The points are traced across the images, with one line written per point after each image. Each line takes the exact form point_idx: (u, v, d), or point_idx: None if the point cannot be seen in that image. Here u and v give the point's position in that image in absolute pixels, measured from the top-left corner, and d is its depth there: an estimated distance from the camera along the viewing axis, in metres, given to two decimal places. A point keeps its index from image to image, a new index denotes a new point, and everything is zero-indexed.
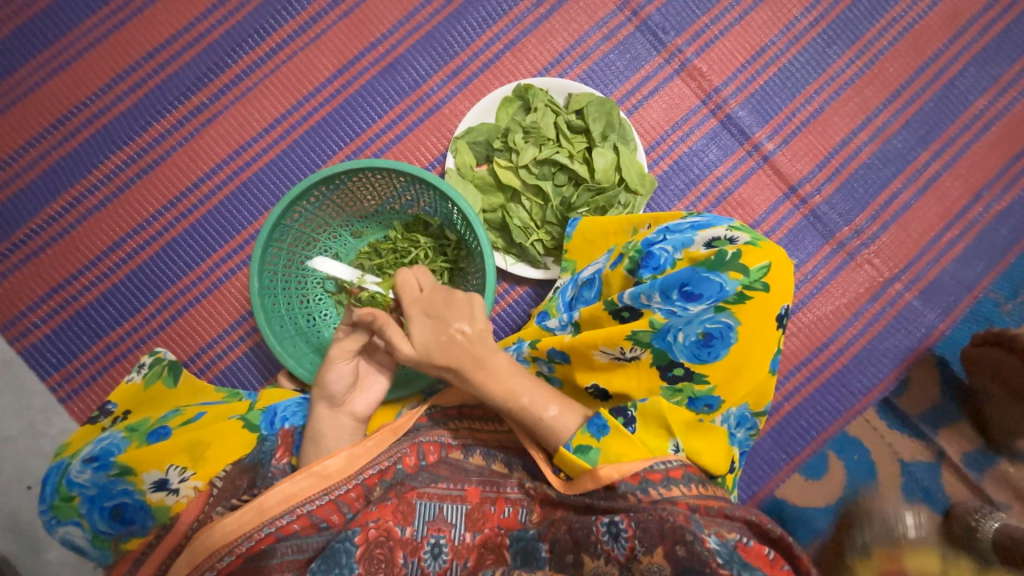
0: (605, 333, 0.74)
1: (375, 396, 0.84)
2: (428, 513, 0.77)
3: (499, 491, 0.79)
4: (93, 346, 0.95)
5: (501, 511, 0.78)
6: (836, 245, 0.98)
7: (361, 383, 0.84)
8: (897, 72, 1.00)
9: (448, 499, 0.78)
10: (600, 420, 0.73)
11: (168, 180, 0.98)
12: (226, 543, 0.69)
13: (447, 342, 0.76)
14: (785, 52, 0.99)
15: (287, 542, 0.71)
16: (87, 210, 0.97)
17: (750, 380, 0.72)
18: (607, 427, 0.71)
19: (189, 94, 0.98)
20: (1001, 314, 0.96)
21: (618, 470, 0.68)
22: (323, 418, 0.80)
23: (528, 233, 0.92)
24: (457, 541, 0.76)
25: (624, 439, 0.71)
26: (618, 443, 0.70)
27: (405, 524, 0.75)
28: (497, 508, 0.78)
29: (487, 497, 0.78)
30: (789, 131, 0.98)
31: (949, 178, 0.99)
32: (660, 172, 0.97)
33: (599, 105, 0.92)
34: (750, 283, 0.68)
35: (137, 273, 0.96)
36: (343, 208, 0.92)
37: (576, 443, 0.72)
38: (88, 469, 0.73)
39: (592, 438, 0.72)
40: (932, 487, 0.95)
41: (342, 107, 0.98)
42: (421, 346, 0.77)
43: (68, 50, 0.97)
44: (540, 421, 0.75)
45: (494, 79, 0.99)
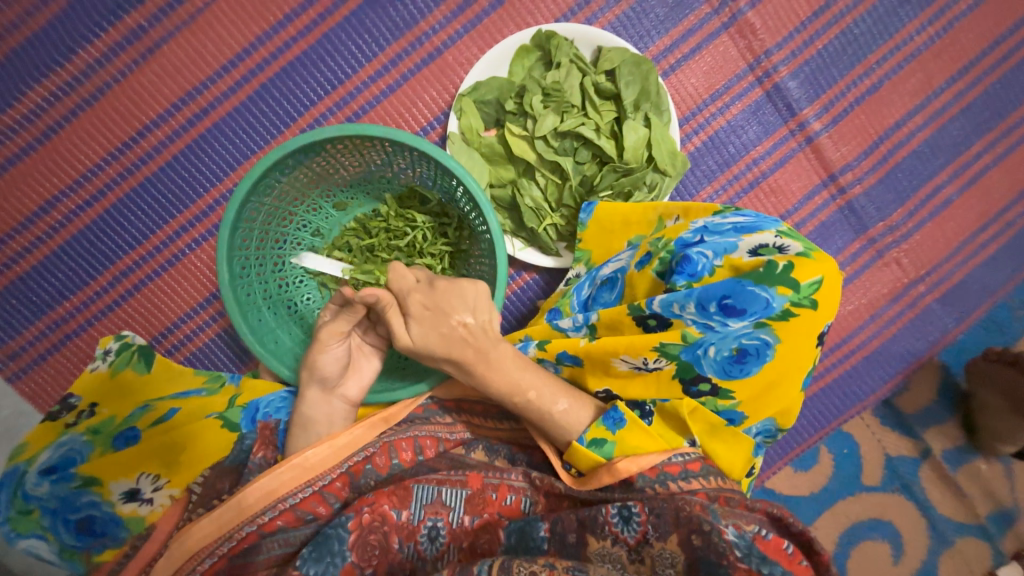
0: (627, 342, 0.68)
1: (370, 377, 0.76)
2: (424, 497, 0.69)
3: (502, 478, 0.71)
4: (35, 323, 0.83)
5: (502, 498, 0.70)
6: (867, 241, 0.91)
7: (354, 363, 0.75)
8: (969, 46, 0.87)
9: (447, 483, 0.70)
10: (616, 413, 0.69)
11: (106, 125, 0.80)
12: (206, 544, 0.64)
13: (449, 335, 0.67)
14: (851, 11, 0.84)
15: (272, 537, 0.65)
16: (9, 158, 0.79)
17: (782, 399, 0.68)
18: (624, 420, 0.67)
19: (125, 14, 0.77)
20: (1013, 320, 0.94)
21: (636, 464, 0.65)
22: (314, 402, 0.72)
23: (541, 217, 0.81)
24: (456, 525, 0.68)
25: (641, 431, 0.67)
26: (635, 436, 0.66)
27: (401, 510, 0.67)
28: (499, 495, 0.70)
29: (489, 483, 0.71)
30: (840, 110, 0.86)
31: (996, 174, 0.91)
32: (691, 149, 0.85)
33: (634, 65, 0.77)
34: (798, 299, 0.61)
35: (79, 240, 0.82)
36: (324, 178, 0.78)
37: (590, 437, 0.68)
38: (47, 482, 0.68)
39: (608, 432, 0.67)
40: (909, 479, 1.00)
41: (320, 45, 0.80)
42: (420, 339, 0.68)
43: None
44: (547, 415, 0.70)
45: (509, 22, 0.81)
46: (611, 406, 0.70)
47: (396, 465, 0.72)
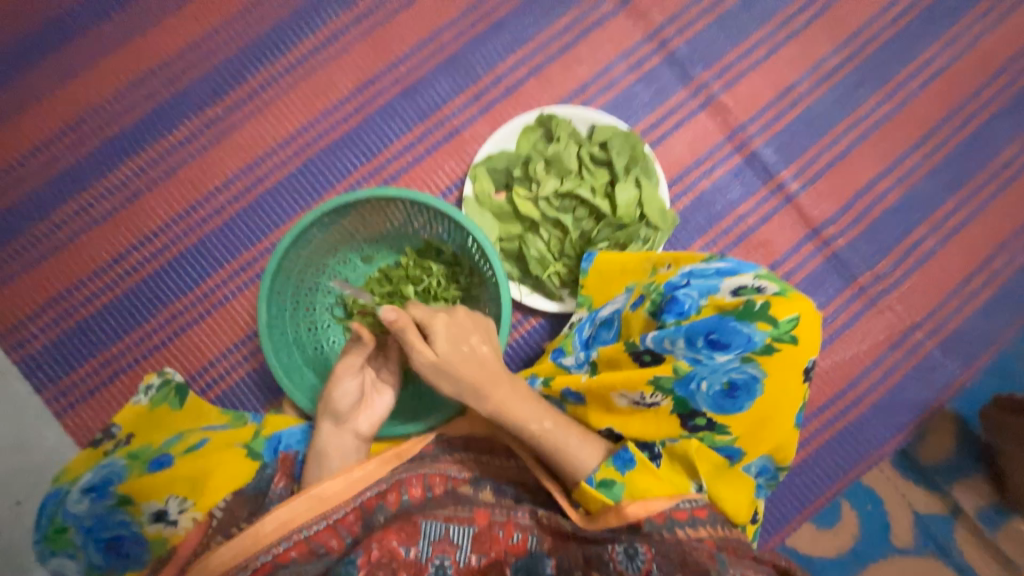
0: (624, 377, 0.72)
1: (380, 413, 0.79)
2: (432, 533, 0.70)
3: (510, 516, 0.73)
4: (91, 361, 0.92)
5: (509, 536, 0.71)
6: (858, 289, 0.96)
7: (366, 400, 0.80)
8: (926, 117, 0.98)
9: (455, 520, 0.71)
10: (626, 454, 0.72)
11: (178, 191, 0.95)
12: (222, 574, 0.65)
13: (469, 355, 0.73)
14: (813, 91, 0.97)
15: (283, 571, 0.66)
16: (95, 218, 0.94)
17: (774, 435, 0.69)
18: (633, 461, 0.70)
19: (205, 106, 0.95)
20: (1021, 368, 0.95)
21: (644, 508, 0.65)
22: (327, 435, 0.76)
23: (545, 265, 0.90)
24: (463, 563, 0.69)
25: (649, 474, 0.69)
26: (644, 478, 0.69)
27: (410, 545, 0.68)
28: (505, 532, 0.71)
29: (495, 520, 0.72)
30: (814, 172, 0.96)
31: (975, 228, 0.97)
32: (681, 208, 0.95)
33: (623, 138, 0.90)
34: (779, 334, 0.64)
35: (141, 287, 0.94)
36: (354, 234, 0.90)
37: (600, 477, 0.70)
38: (87, 499, 0.72)
39: (617, 472, 0.70)
40: (943, 541, 0.94)
41: (359, 127, 0.96)
42: (444, 355, 0.72)
43: (86, 53, 0.95)
44: (563, 449, 0.72)
45: (517, 106, 0.96)
46: (621, 447, 0.73)
47: (404, 499, 0.73)
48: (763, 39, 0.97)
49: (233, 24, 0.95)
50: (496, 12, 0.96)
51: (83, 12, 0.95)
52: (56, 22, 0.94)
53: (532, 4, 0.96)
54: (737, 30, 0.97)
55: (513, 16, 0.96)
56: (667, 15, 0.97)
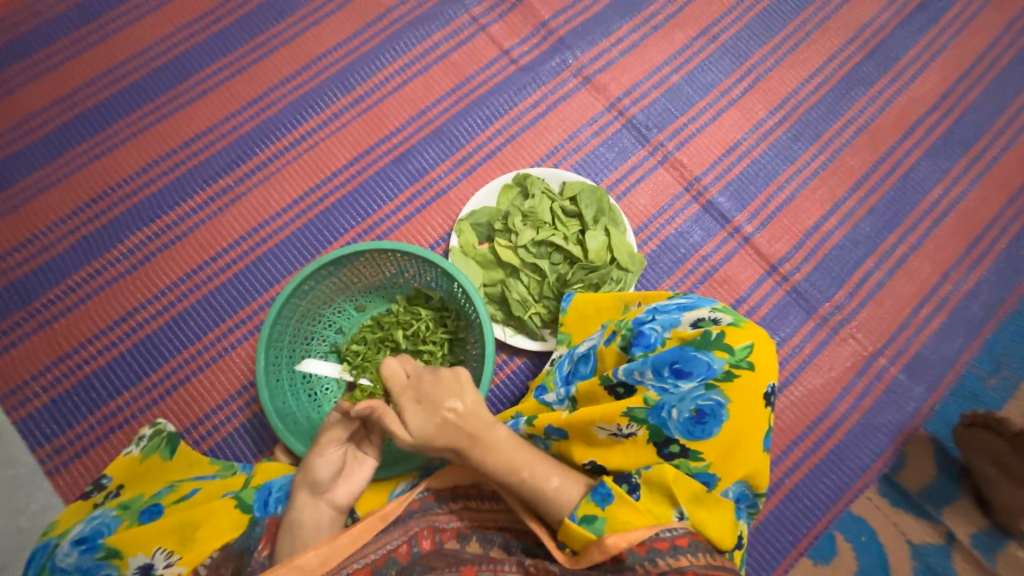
0: (601, 410, 0.77)
1: (358, 484, 0.81)
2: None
3: (496, 568, 0.76)
4: (89, 417, 0.95)
5: None
6: (820, 319, 1.02)
7: (344, 471, 0.81)
8: (858, 165, 1.10)
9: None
10: (604, 489, 0.74)
11: (186, 255, 1.03)
12: None
13: (442, 423, 0.77)
14: (756, 146, 1.10)
15: None
16: (105, 282, 1.01)
17: (746, 460, 0.73)
18: (611, 495, 0.72)
19: (216, 178, 1.06)
20: (984, 388, 1.00)
21: (624, 539, 0.67)
22: (304, 505, 0.77)
23: (526, 307, 0.97)
24: None
25: (629, 506, 0.71)
26: (624, 511, 0.71)
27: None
28: None
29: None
30: (766, 215, 1.07)
31: (918, 259, 1.06)
32: (648, 251, 1.04)
33: (590, 192, 1.00)
34: (736, 361, 0.72)
35: (144, 344, 0.99)
36: (349, 285, 0.97)
37: (581, 513, 0.72)
38: (76, 552, 0.71)
39: (597, 507, 0.72)
40: (943, 571, 0.93)
41: (355, 191, 1.06)
42: (417, 432, 0.77)
43: (113, 137, 1.07)
44: (542, 493, 0.75)
45: (496, 168, 1.08)
46: (600, 482, 0.75)
47: (392, 558, 0.76)
48: (707, 106, 1.12)
49: (245, 109, 1.09)
50: (475, 92, 1.11)
51: (113, 102, 1.08)
52: (89, 113, 1.07)
53: (506, 84, 1.11)
54: (684, 100, 1.12)
55: (490, 95, 1.11)
56: (623, 89, 1.12)
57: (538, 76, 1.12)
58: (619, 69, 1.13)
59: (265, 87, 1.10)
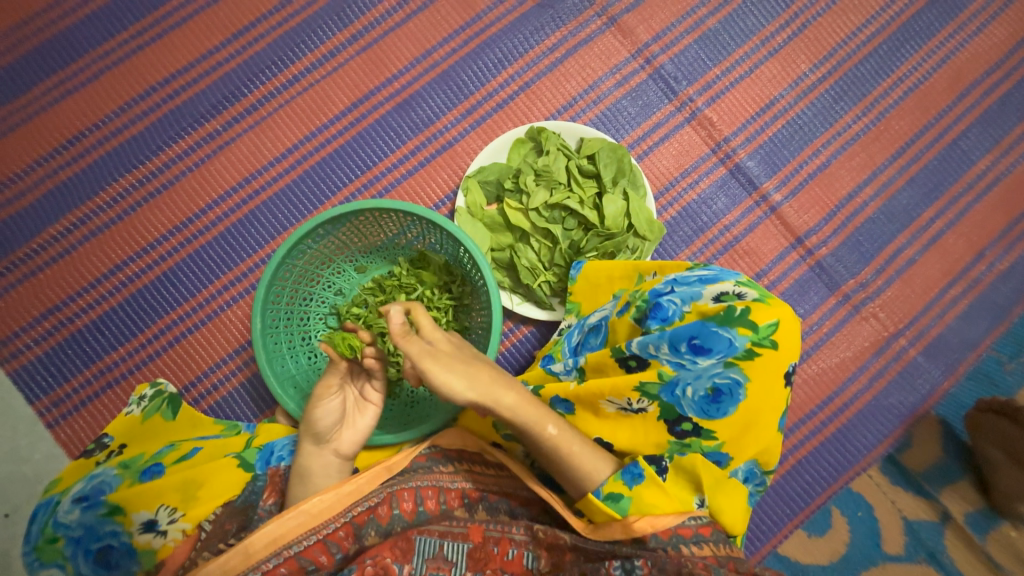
0: (612, 383, 0.72)
1: (361, 430, 0.78)
2: (427, 550, 0.73)
3: (504, 531, 0.75)
4: (84, 372, 0.93)
5: (504, 553, 0.74)
6: (842, 297, 0.98)
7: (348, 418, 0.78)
8: (903, 129, 1.01)
9: (450, 536, 0.74)
10: (635, 469, 0.71)
11: (175, 204, 0.96)
12: None
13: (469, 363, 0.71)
14: (794, 105, 1.00)
15: None
16: (92, 231, 0.95)
17: (759, 439, 0.70)
18: (641, 476, 0.70)
19: (203, 121, 0.97)
20: (1003, 372, 0.97)
21: (650, 524, 0.67)
22: (311, 454, 0.75)
23: (536, 274, 0.92)
24: None
25: (657, 488, 0.70)
26: (651, 494, 0.69)
27: (404, 563, 0.71)
28: (500, 549, 0.74)
29: (490, 536, 0.75)
30: (796, 183, 0.99)
31: (953, 236, 1.00)
32: (667, 219, 0.97)
33: (610, 151, 0.92)
34: (759, 339, 0.66)
35: (136, 298, 0.95)
36: (349, 245, 0.91)
37: (607, 490, 0.70)
38: (77, 509, 0.69)
39: (625, 486, 0.70)
40: (936, 547, 0.94)
41: (355, 140, 0.98)
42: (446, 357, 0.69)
43: (87, 70, 0.97)
44: (566, 457, 0.71)
45: (508, 121, 0.99)
46: (630, 461, 0.73)
47: (396, 516, 0.75)
48: (744, 56, 1.01)
49: (232, 43, 0.98)
50: (487, 31, 1.00)
51: (84, 30, 0.97)
52: (58, 40, 0.97)
53: (522, 22, 1.00)
54: (719, 49, 1.01)
55: (504, 34, 1.00)
56: (652, 34, 1.00)
57: (558, 14, 1.00)
58: (649, 10, 1.01)
59: (253, 16, 0.99)
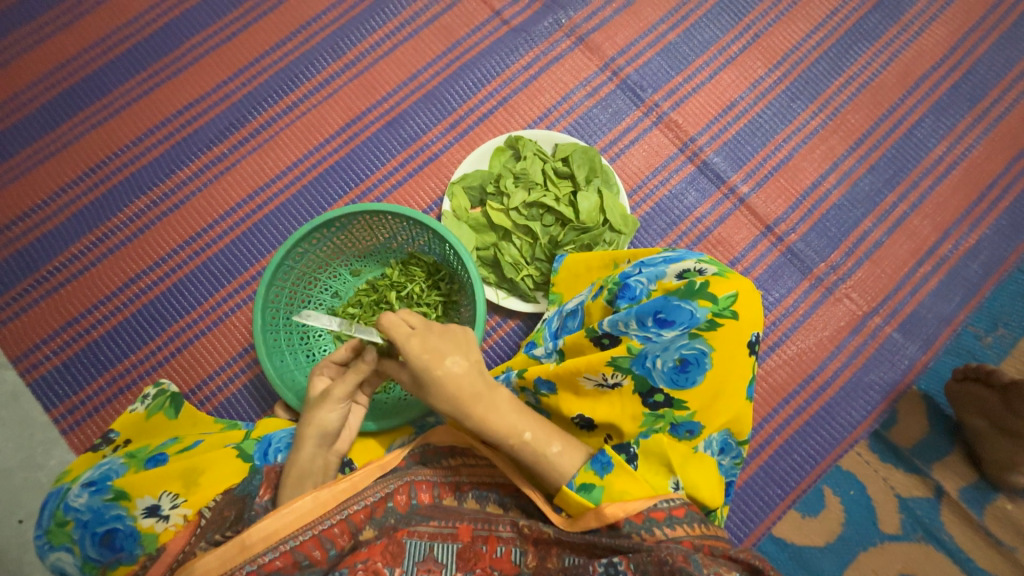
0: (587, 360, 0.76)
1: (355, 426, 0.85)
2: (417, 553, 0.75)
3: (491, 530, 0.76)
4: (98, 379, 0.98)
5: (493, 551, 0.75)
6: (815, 280, 1.02)
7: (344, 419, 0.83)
8: (859, 122, 1.08)
9: (439, 538, 0.76)
10: (604, 458, 0.73)
11: (185, 222, 1.04)
12: None
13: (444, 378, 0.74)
14: (754, 105, 1.08)
15: None
16: (109, 249, 1.03)
17: (729, 407, 0.73)
18: (610, 464, 0.71)
19: (211, 146, 1.07)
20: (982, 347, 0.99)
21: (623, 509, 0.67)
22: (309, 455, 0.76)
23: (519, 269, 0.98)
24: None
25: (627, 475, 0.71)
26: (622, 481, 0.70)
27: (394, 566, 0.73)
28: (489, 547, 0.75)
29: (478, 535, 0.76)
30: (761, 176, 1.05)
31: (918, 218, 1.04)
32: (641, 214, 1.03)
33: (582, 152, 0.99)
34: (719, 310, 0.70)
35: (147, 309, 1.01)
36: (344, 249, 0.98)
37: (579, 481, 0.72)
38: (86, 493, 0.73)
39: (596, 476, 0.72)
40: (934, 525, 0.94)
41: (348, 156, 1.07)
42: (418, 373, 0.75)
43: (109, 107, 1.08)
44: (541, 458, 0.74)
45: (488, 132, 1.08)
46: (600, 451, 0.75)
47: (391, 508, 0.76)
48: (704, 64, 1.10)
49: (239, 77, 1.09)
50: (467, 54, 1.10)
51: (108, 73, 1.09)
52: (85, 81, 1.09)
53: (498, 45, 1.10)
54: (680, 59, 1.10)
55: (482, 57, 1.10)
56: (617, 49, 1.10)
57: (531, 37, 1.10)
58: (614, 28, 1.11)
59: (257, 53, 1.10)
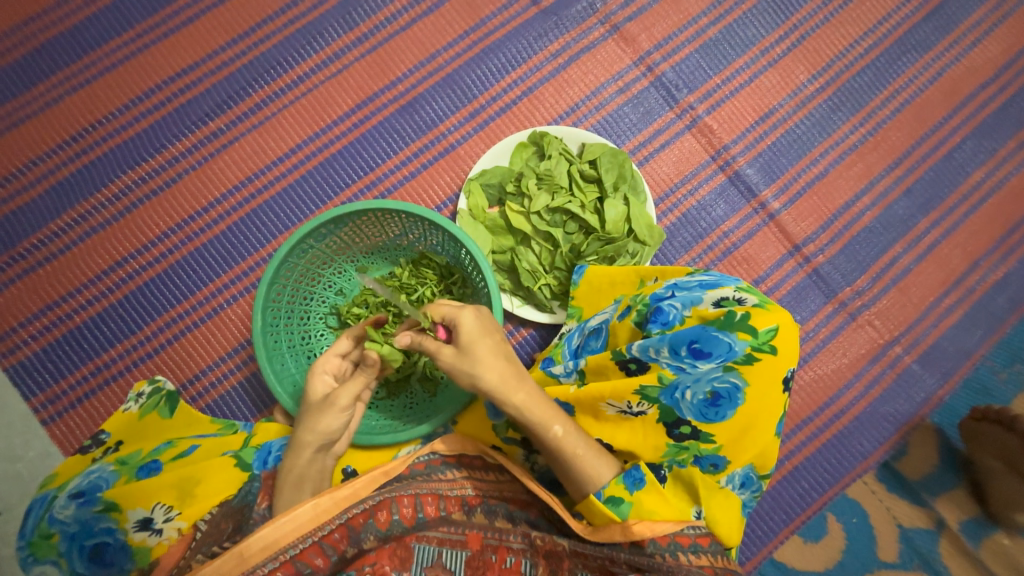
0: (612, 386, 0.73)
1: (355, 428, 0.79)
2: (424, 559, 0.71)
3: (502, 539, 0.74)
4: (81, 368, 0.92)
5: (502, 561, 0.72)
6: (839, 304, 0.99)
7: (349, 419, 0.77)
8: (900, 141, 1.03)
9: (448, 544, 0.73)
10: (636, 473, 0.72)
11: (178, 202, 0.96)
12: None
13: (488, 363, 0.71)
14: (793, 114, 1.02)
15: None
16: (92, 227, 0.95)
17: (756, 443, 0.71)
18: (643, 481, 0.71)
19: (207, 120, 0.98)
20: (997, 382, 0.98)
21: (649, 529, 0.67)
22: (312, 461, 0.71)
23: (536, 277, 0.93)
24: None
25: (657, 495, 0.71)
26: (651, 500, 0.70)
27: (402, 570, 0.70)
28: (499, 557, 0.72)
29: (488, 544, 0.73)
30: (794, 191, 1.00)
31: (948, 246, 1.01)
32: (667, 225, 0.98)
33: (611, 156, 0.93)
34: (758, 344, 0.67)
35: (135, 295, 0.94)
36: (351, 245, 0.91)
37: (608, 493, 0.70)
38: (72, 504, 0.69)
39: (626, 491, 0.70)
40: (931, 555, 0.95)
41: (357, 141, 0.99)
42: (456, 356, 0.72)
43: (91, 67, 0.97)
44: (573, 457, 0.71)
45: (510, 125, 1.00)
46: (631, 466, 0.73)
47: (396, 520, 0.72)
48: (744, 66, 1.02)
49: (238, 43, 0.99)
50: (491, 37, 1.01)
51: (90, 28, 0.98)
52: (63, 36, 0.97)
53: (526, 28, 1.01)
54: (720, 57, 1.02)
55: (508, 40, 1.01)
56: (654, 42, 1.02)
57: (562, 21, 1.01)
58: (652, 18, 1.02)
59: (259, 17, 1.00)
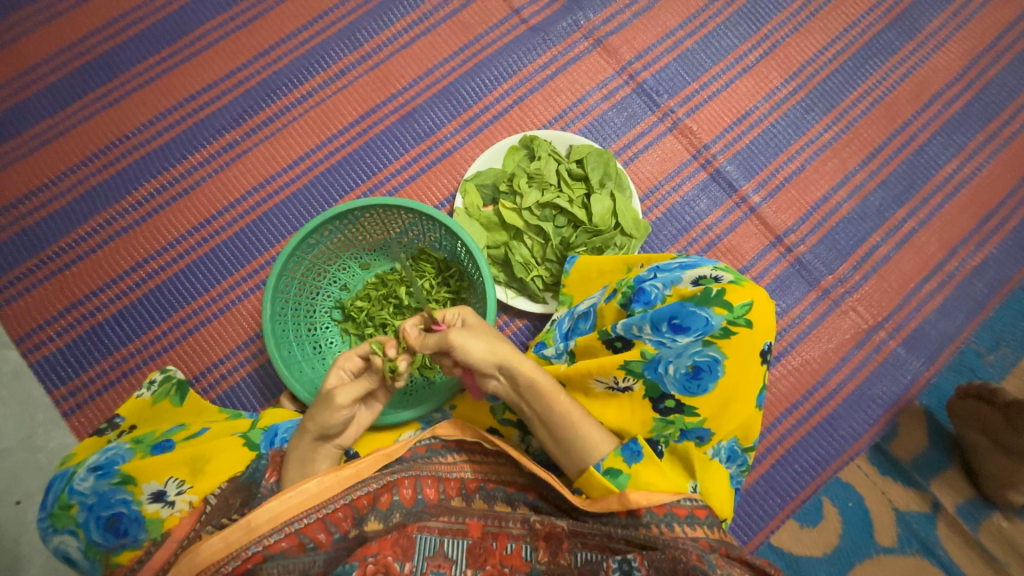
0: (598, 362, 0.77)
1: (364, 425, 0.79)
2: (427, 547, 0.71)
3: (501, 526, 0.73)
4: (102, 362, 0.98)
5: (503, 547, 0.71)
6: (822, 291, 1.03)
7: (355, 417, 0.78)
8: (872, 136, 1.09)
9: (449, 532, 0.72)
10: (635, 447, 0.72)
11: (196, 207, 1.04)
12: (213, 562, 0.65)
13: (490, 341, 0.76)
14: (769, 115, 1.08)
15: (274, 561, 0.67)
16: (116, 231, 1.02)
17: (736, 416, 0.73)
18: (640, 454, 0.71)
19: (224, 132, 1.06)
20: (983, 364, 1.00)
21: (647, 498, 0.66)
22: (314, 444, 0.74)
23: (529, 269, 0.98)
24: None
25: (655, 468, 0.70)
26: (649, 472, 0.70)
27: (404, 561, 0.69)
28: (499, 544, 0.72)
29: (489, 531, 0.72)
30: (773, 186, 1.06)
31: (925, 235, 1.05)
32: (653, 219, 1.04)
33: (597, 156, 0.99)
34: (734, 318, 0.70)
35: (154, 293, 1.01)
36: (354, 242, 0.97)
37: (607, 465, 0.71)
38: (91, 477, 0.73)
39: (625, 463, 0.71)
40: (929, 539, 0.95)
41: (362, 149, 1.06)
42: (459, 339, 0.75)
43: (121, 88, 1.07)
44: (581, 420, 0.74)
45: (502, 131, 1.08)
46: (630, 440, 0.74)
47: (396, 501, 0.74)
48: (720, 72, 1.10)
49: (254, 64, 1.09)
50: (484, 52, 1.09)
51: (121, 53, 1.08)
52: (97, 61, 1.07)
53: (516, 44, 1.10)
54: (697, 66, 1.10)
55: (500, 54, 1.09)
56: (635, 53, 1.10)
57: (549, 37, 1.10)
58: (632, 32, 1.10)
59: (273, 40, 1.09)
